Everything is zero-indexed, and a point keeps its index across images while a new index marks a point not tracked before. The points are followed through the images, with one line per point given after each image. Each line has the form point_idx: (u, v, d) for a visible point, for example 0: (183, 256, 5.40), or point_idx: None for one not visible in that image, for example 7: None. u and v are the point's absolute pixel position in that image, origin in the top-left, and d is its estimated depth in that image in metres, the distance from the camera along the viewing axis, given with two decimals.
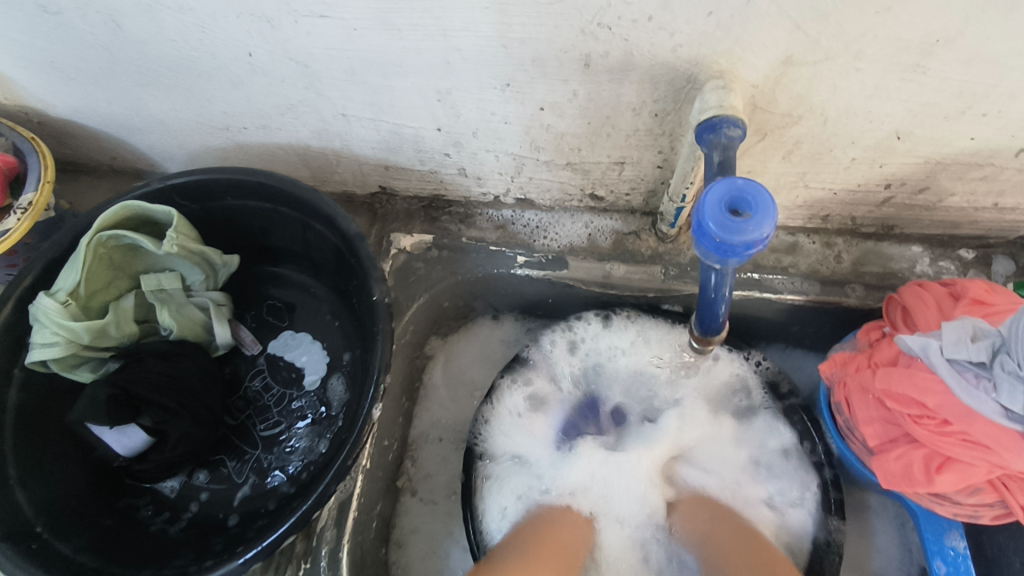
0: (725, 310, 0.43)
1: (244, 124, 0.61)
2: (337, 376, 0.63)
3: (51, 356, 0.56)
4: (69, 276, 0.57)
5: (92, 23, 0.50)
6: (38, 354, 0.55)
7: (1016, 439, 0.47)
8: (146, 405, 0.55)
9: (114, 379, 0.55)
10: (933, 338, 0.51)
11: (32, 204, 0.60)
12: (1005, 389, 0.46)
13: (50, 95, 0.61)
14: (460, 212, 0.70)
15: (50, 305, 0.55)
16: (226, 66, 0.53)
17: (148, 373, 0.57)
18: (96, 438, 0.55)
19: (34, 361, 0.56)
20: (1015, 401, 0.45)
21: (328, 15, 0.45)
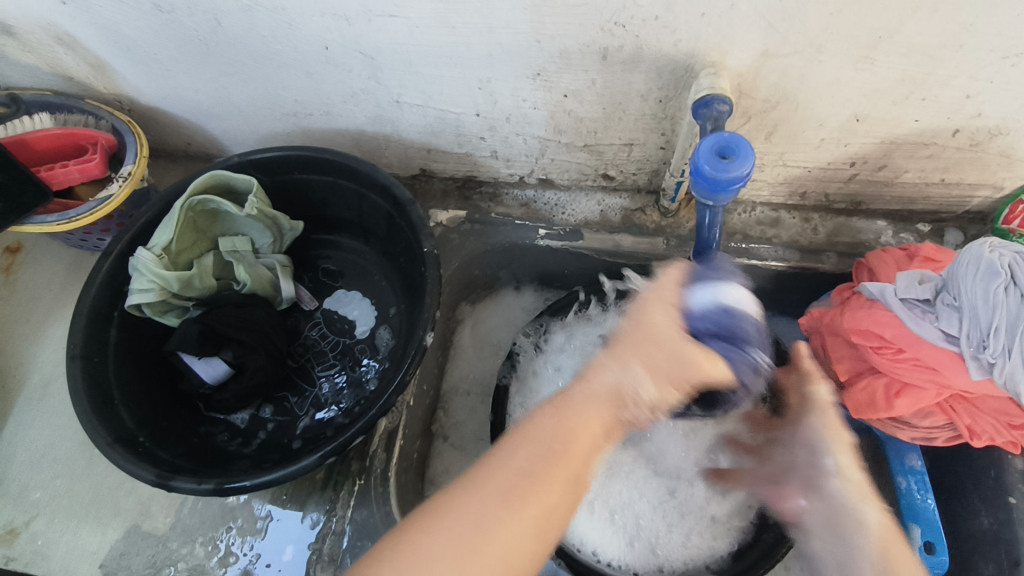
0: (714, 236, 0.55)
1: (311, 111, 0.73)
2: (384, 326, 0.74)
3: (147, 300, 0.65)
4: (163, 233, 0.66)
5: (199, 22, 0.61)
6: (136, 297, 0.65)
7: (956, 359, 0.57)
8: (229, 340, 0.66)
9: (202, 319, 0.66)
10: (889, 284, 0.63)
11: (132, 174, 0.70)
12: (944, 316, 0.58)
13: (146, 86, 0.72)
14: (489, 191, 0.81)
15: (148, 257, 0.65)
16: (305, 58, 0.64)
17: (230, 315, 0.67)
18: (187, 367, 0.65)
19: (133, 305, 0.66)
20: (953, 325, 0.57)
21: (397, 15, 0.57)
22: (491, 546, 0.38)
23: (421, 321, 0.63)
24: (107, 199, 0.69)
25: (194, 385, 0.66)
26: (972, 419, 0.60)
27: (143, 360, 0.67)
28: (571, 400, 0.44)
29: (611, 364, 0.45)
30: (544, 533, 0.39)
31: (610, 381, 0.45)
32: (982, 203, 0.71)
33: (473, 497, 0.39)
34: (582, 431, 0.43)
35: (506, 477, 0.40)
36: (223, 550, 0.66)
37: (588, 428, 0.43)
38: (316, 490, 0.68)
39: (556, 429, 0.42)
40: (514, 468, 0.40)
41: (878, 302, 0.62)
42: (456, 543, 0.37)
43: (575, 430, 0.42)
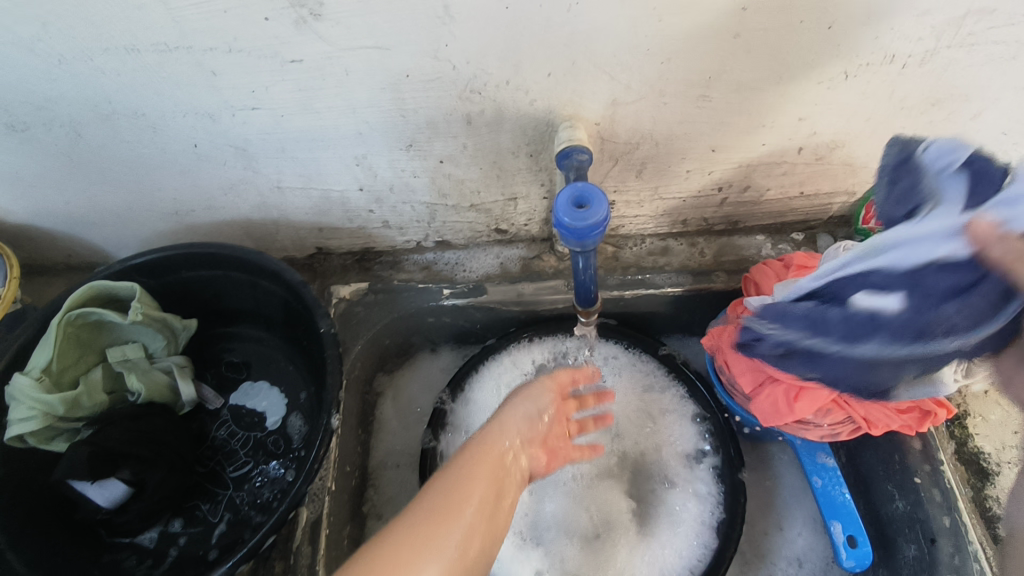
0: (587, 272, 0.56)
1: (192, 207, 0.72)
2: (296, 413, 0.72)
3: (29, 429, 0.61)
4: (41, 355, 0.63)
5: (57, 137, 0.60)
6: (17, 429, 0.61)
7: None
8: (123, 459, 0.62)
9: (90, 440, 0.62)
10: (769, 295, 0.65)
11: (2, 297, 0.66)
12: None
13: (11, 204, 0.69)
14: (389, 260, 0.82)
15: (25, 382, 0.62)
16: (174, 156, 0.64)
17: (120, 432, 0.63)
18: (79, 495, 0.61)
19: (12, 436, 0.62)
20: None
21: (260, 107, 0.58)
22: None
23: (328, 407, 0.61)
24: None
25: (89, 513, 0.61)
26: (867, 411, 0.63)
27: (36, 493, 0.63)
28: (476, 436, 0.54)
29: (514, 419, 0.55)
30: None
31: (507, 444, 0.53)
32: (841, 208, 0.77)
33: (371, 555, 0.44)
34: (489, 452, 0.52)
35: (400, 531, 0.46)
36: None
37: (485, 493, 0.49)
38: None
39: (465, 458, 0.51)
40: (410, 522, 0.46)
41: None
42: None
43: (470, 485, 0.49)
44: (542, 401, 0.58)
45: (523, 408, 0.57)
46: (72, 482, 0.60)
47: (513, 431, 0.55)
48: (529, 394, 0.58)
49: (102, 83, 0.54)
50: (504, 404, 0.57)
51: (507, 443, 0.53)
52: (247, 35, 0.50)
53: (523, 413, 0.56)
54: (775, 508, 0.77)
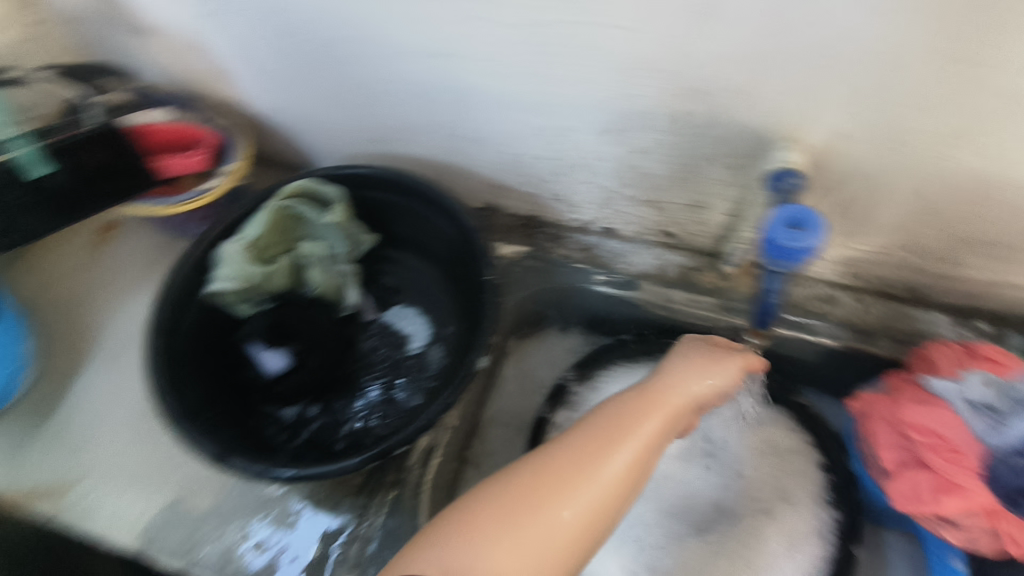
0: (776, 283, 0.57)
1: (396, 137, 0.78)
2: (436, 345, 0.77)
3: (228, 288, 0.70)
4: (255, 224, 0.71)
5: (315, 47, 0.67)
6: (219, 284, 0.70)
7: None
8: (293, 337, 0.72)
9: (271, 315, 0.73)
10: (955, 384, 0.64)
11: (233, 172, 0.75)
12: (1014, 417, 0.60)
13: (253, 96, 0.79)
14: (552, 233, 0.84)
15: (236, 248, 0.70)
16: (401, 88, 0.69)
17: (296, 316, 0.74)
18: (255, 359, 0.71)
19: (213, 289, 0.70)
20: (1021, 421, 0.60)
21: (493, 61, 0.62)
22: (544, 510, 0.47)
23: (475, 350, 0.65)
24: (204, 192, 0.74)
25: (257, 376, 0.72)
26: (1015, 529, 0.58)
27: (213, 347, 0.72)
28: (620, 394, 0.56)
29: (684, 371, 0.58)
30: (592, 505, 0.47)
31: (672, 402, 0.55)
32: None
33: (536, 464, 0.50)
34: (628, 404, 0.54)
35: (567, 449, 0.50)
36: (232, 543, 0.65)
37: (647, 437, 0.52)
38: (349, 494, 0.68)
39: (599, 410, 0.54)
40: (582, 442, 0.51)
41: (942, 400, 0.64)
42: (506, 510, 0.47)
43: (635, 425, 0.52)
44: (708, 369, 0.59)
45: (689, 361, 0.59)
46: (251, 344, 0.71)
47: (681, 394, 0.56)
48: (695, 363, 0.59)
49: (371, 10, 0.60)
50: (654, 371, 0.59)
51: (671, 400, 0.55)
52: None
53: (690, 375, 0.57)
54: None
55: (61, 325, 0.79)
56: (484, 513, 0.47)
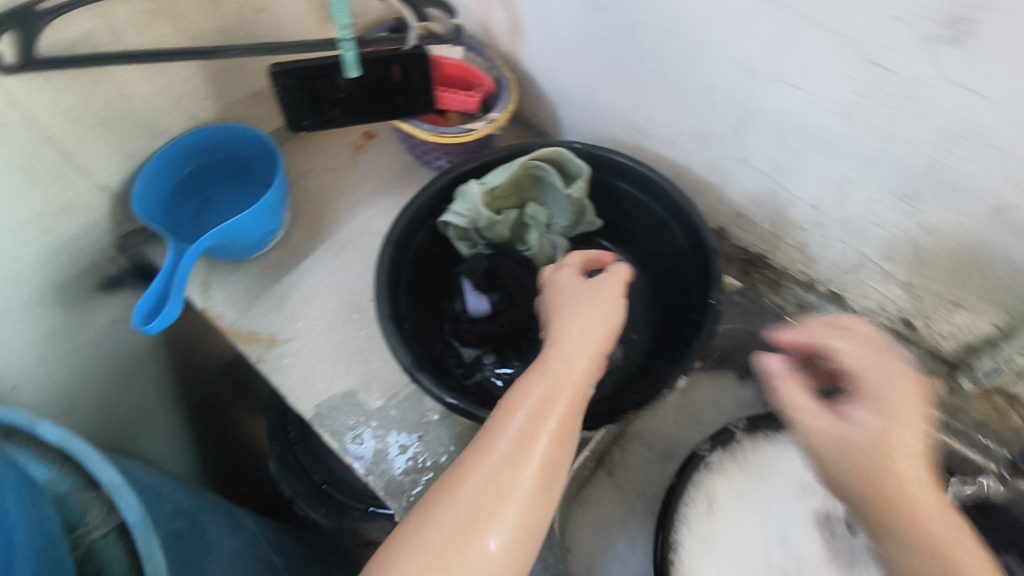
0: None
1: (655, 134, 0.75)
2: (619, 344, 0.76)
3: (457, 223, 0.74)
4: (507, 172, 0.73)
5: (617, 30, 0.66)
6: (451, 217, 0.74)
7: None
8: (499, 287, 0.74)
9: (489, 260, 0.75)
10: None
11: (496, 119, 0.79)
12: None
13: (535, 54, 0.81)
14: (770, 278, 0.80)
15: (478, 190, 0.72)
16: (685, 89, 0.66)
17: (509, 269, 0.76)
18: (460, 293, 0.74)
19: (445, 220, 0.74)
20: None
21: (801, 87, 0.57)
22: (473, 541, 0.45)
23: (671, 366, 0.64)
24: (468, 131, 0.78)
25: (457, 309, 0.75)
26: None
27: (426, 268, 0.77)
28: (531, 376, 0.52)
29: (582, 330, 0.55)
30: (548, 468, 0.49)
31: (579, 358, 0.54)
32: None
33: (496, 424, 0.51)
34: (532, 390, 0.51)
35: (509, 410, 0.51)
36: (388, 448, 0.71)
37: (572, 392, 0.52)
38: None
39: (511, 395, 0.52)
40: (515, 399, 0.52)
41: None
42: (491, 482, 0.47)
43: (544, 374, 0.52)
44: (600, 312, 0.57)
45: (597, 316, 0.57)
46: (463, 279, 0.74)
47: (569, 341, 0.55)
48: (588, 301, 0.59)
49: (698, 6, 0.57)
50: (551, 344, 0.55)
51: (578, 356, 0.54)
52: (859, 22, 0.48)
53: (581, 326, 0.56)
54: None
55: (309, 206, 0.89)
56: (472, 483, 0.48)
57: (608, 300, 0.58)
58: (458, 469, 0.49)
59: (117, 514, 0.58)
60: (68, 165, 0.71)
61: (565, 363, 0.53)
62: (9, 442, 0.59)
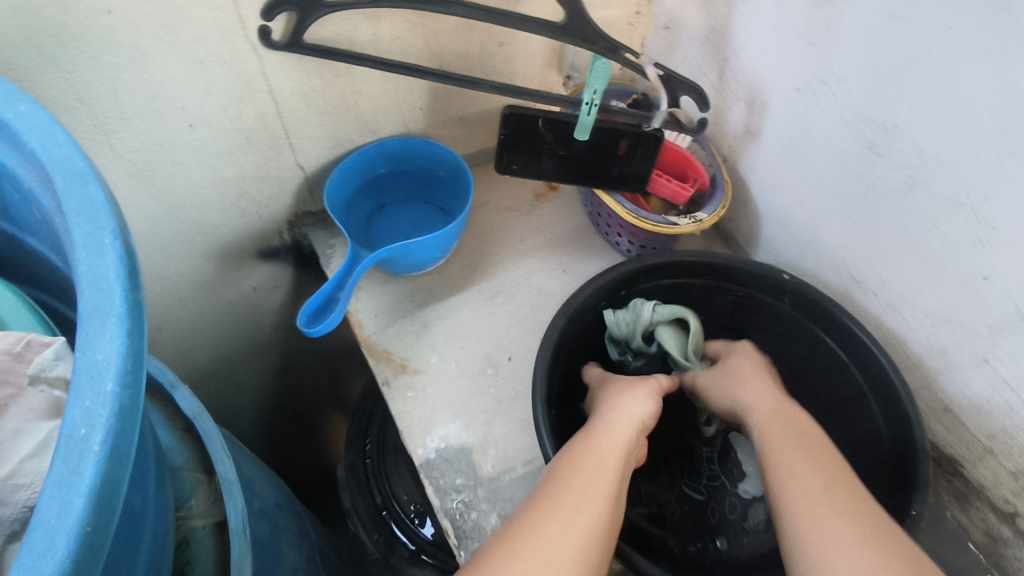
0: None
1: (878, 294, 0.67)
2: (765, 505, 0.68)
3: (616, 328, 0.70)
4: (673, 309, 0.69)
5: (889, 178, 0.59)
6: (613, 319, 0.70)
7: None
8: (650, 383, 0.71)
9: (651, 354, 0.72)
10: None
11: (702, 220, 0.73)
12: None
13: (766, 167, 0.75)
14: (958, 490, 0.69)
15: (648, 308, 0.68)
16: (946, 266, 0.58)
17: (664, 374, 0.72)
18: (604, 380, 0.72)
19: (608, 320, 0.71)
20: None
21: None
22: None
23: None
24: (670, 223, 0.73)
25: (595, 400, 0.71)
26: None
27: (584, 351, 0.73)
28: (590, 441, 0.54)
29: (627, 404, 0.58)
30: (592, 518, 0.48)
31: (621, 430, 0.56)
32: None
33: (546, 481, 0.51)
34: (595, 453, 0.53)
35: (562, 467, 0.52)
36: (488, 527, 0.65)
37: (620, 456, 0.53)
38: None
39: (573, 457, 0.52)
40: (564, 460, 0.53)
41: None
42: (550, 534, 0.46)
43: (593, 440, 0.54)
44: (647, 389, 0.61)
45: (640, 393, 0.60)
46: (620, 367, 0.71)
47: (621, 414, 0.57)
48: (629, 387, 0.61)
49: (1007, 189, 0.49)
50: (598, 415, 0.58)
51: (622, 423, 0.56)
52: None
53: (623, 402, 0.59)
54: None
55: (476, 242, 0.86)
56: (531, 536, 0.46)
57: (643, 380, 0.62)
58: (509, 520, 0.48)
59: (220, 508, 0.57)
60: (282, 141, 0.72)
61: (607, 429, 0.56)
62: (147, 395, 0.59)
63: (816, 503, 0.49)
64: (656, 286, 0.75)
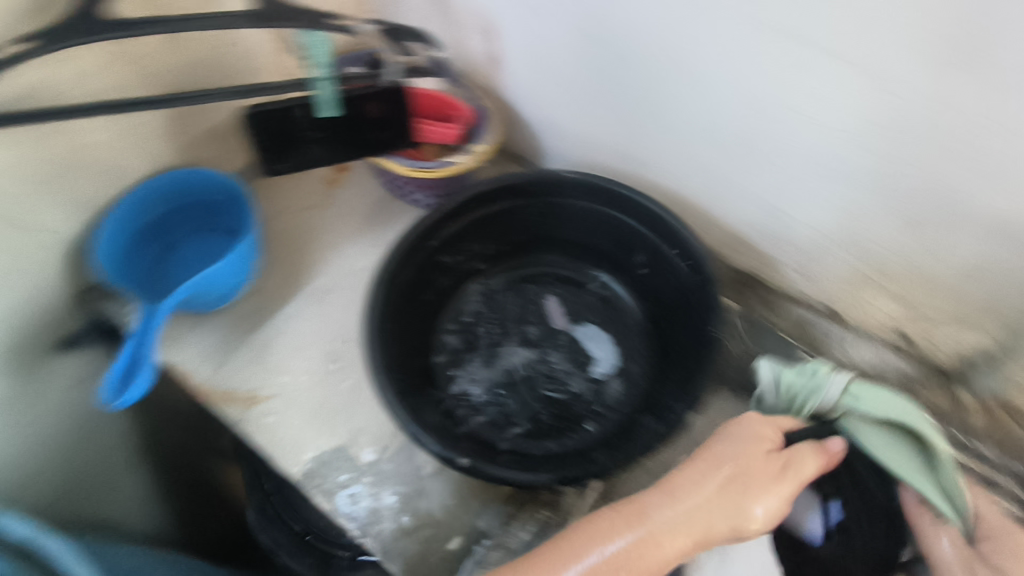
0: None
1: (648, 160, 0.74)
2: (619, 380, 0.73)
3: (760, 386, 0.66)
4: (932, 428, 0.56)
5: (608, 55, 0.66)
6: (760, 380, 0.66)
7: None
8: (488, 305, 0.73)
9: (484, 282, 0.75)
10: None
11: (477, 153, 0.75)
12: None
13: (517, 81, 0.78)
14: (764, 297, 0.79)
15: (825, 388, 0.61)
16: (682, 117, 0.66)
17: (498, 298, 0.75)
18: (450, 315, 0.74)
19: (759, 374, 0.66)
20: None
21: (804, 115, 0.57)
22: None
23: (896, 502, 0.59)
24: (451, 164, 0.74)
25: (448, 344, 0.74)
26: None
27: (410, 312, 0.73)
28: (657, 536, 0.51)
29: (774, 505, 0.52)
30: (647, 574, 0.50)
31: (695, 523, 0.51)
32: None
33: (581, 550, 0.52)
34: (647, 551, 0.51)
35: (592, 535, 0.52)
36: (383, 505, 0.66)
37: (695, 537, 0.51)
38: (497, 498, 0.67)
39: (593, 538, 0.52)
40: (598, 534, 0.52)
41: None
42: None
43: (710, 496, 0.52)
44: (730, 461, 0.54)
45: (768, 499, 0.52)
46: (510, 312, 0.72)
47: (722, 503, 0.52)
48: (773, 484, 0.52)
49: (703, 39, 0.57)
50: (741, 514, 0.51)
51: (748, 508, 0.52)
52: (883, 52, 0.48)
53: (755, 485, 0.52)
54: None
55: (281, 253, 0.84)
56: None
57: (768, 467, 0.53)
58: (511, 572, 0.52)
59: None
60: (11, 225, 0.65)
61: (716, 527, 0.52)
62: None
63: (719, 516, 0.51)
64: (461, 228, 0.74)
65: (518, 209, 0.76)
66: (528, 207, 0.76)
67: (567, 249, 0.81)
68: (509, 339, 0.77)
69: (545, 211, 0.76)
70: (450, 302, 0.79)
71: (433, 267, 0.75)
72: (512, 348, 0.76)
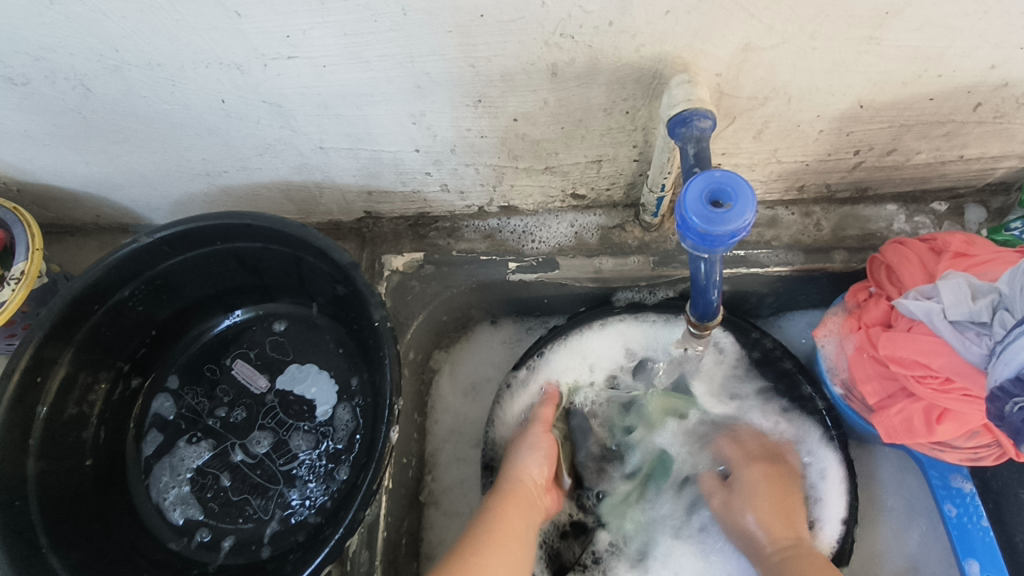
0: (716, 295, 0.48)
1: (225, 169, 0.62)
2: (345, 404, 0.65)
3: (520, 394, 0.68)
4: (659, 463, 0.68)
5: (69, 91, 0.51)
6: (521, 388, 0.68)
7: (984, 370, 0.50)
8: (184, 419, 0.66)
9: (163, 389, 0.68)
10: (934, 299, 0.52)
11: (25, 273, 0.60)
12: (975, 339, 0.50)
13: (24, 161, 0.62)
14: (446, 226, 0.71)
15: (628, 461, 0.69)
16: (201, 114, 0.54)
17: (183, 399, 0.67)
18: (145, 450, 0.65)
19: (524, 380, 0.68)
20: None
21: (296, 55, 0.46)
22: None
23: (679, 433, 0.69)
24: None
25: (150, 488, 0.64)
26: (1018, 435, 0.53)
27: (73, 494, 0.60)
28: (516, 459, 0.61)
29: (543, 454, 0.61)
30: (522, 561, 0.52)
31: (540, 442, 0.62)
32: (1006, 172, 0.63)
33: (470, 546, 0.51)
34: (527, 472, 0.59)
35: (478, 530, 0.53)
36: None
37: (539, 451, 0.61)
38: None
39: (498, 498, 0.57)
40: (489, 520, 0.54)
41: (921, 321, 0.52)
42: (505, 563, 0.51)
43: (534, 450, 0.61)
44: (544, 449, 0.62)
45: (537, 452, 0.61)
46: (206, 418, 0.66)
47: (525, 462, 0.60)
48: (535, 447, 0.62)
49: (127, 35, 0.45)
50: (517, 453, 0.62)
51: (530, 468, 0.60)
52: None
53: (529, 452, 0.61)
54: (885, 516, 0.67)
55: None
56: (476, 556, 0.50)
57: (550, 438, 0.63)
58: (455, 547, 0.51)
59: None
60: None
61: (522, 480, 0.58)
62: None
63: (546, 450, 0.61)
64: (68, 367, 0.60)
65: (122, 305, 0.63)
66: (131, 294, 0.63)
67: (221, 300, 0.70)
68: (210, 433, 0.65)
69: (154, 284, 0.64)
70: (131, 436, 0.66)
71: (68, 425, 0.61)
72: (222, 444, 0.65)
